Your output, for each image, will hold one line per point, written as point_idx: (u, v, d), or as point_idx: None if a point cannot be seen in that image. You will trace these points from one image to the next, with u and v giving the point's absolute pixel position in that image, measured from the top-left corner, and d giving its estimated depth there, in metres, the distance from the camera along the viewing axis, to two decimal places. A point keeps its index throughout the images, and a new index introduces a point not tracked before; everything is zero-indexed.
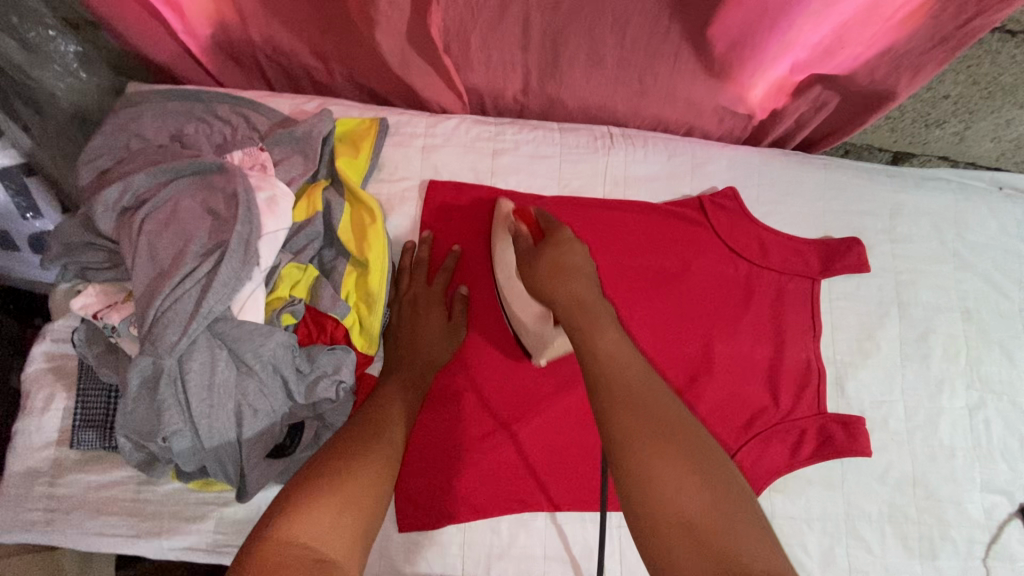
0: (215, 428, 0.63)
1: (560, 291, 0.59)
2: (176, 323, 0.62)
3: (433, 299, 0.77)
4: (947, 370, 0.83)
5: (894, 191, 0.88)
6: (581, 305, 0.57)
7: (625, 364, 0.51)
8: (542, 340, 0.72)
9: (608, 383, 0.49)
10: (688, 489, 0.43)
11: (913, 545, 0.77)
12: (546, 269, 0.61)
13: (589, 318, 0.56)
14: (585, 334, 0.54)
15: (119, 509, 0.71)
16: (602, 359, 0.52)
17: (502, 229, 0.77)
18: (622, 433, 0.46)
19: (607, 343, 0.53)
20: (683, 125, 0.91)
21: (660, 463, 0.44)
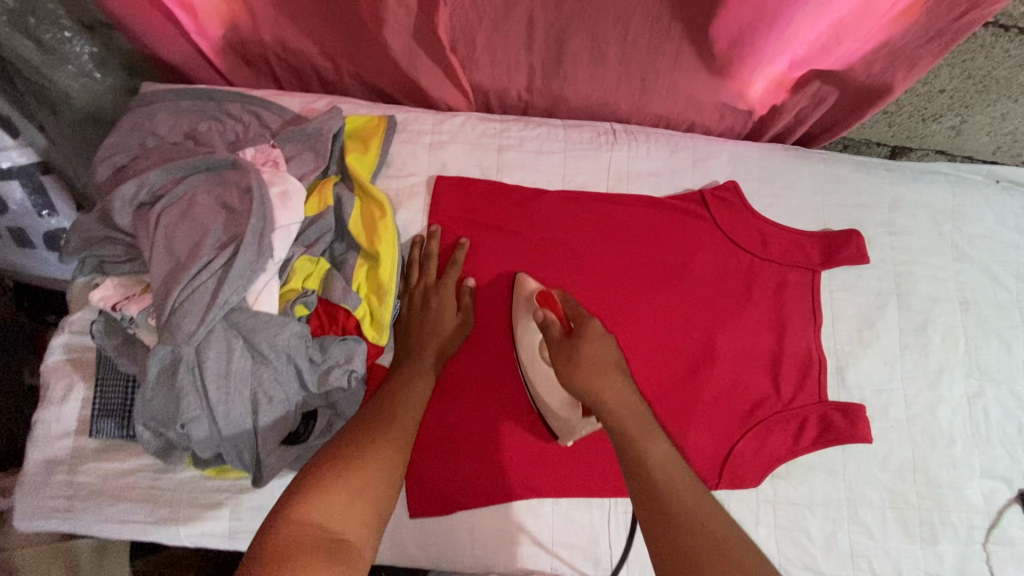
0: (231, 414, 0.65)
1: (611, 401, 0.59)
2: (193, 313, 0.64)
3: (444, 289, 0.79)
4: (946, 359, 0.84)
5: (892, 184, 0.90)
6: (631, 412, 0.59)
7: (677, 479, 0.55)
8: (572, 428, 0.70)
9: (665, 510, 0.53)
10: None
11: (914, 531, 0.78)
12: (587, 374, 0.61)
13: (639, 427, 0.58)
14: (636, 447, 0.57)
15: (136, 495, 0.72)
16: (655, 477, 0.55)
17: (525, 309, 0.76)
18: (684, 550, 0.50)
19: (660, 460, 0.56)
20: (684, 122, 0.92)
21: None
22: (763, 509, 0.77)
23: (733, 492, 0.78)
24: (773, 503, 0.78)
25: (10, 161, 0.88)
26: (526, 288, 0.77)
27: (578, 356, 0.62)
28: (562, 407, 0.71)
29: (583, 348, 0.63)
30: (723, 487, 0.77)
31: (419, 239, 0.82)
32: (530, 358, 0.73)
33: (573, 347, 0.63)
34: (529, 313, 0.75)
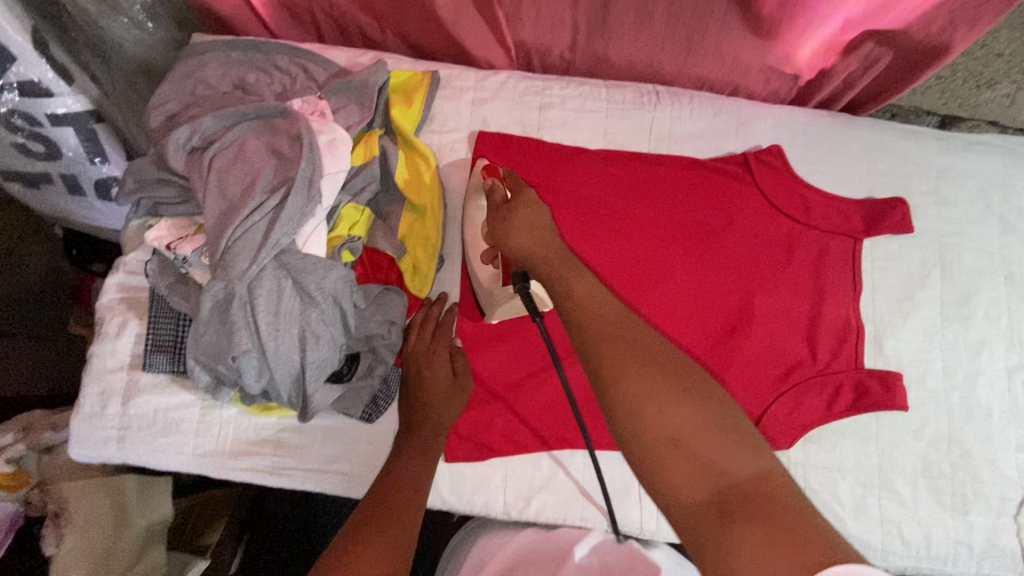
0: (281, 351, 0.67)
1: (521, 240, 0.60)
2: (247, 252, 0.66)
3: (438, 346, 0.75)
4: (988, 332, 0.83)
5: (942, 154, 0.88)
6: (557, 254, 0.57)
7: (603, 301, 0.51)
8: (493, 300, 0.74)
9: (595, 329, 0.49)
10: (669, 403, 0.45)
11: (945, 500, 0.78)
12: (517, 227, 0.62)
13: (566, 265, 0.55)
14: (559, 278, 0.54)
15: (186, 429, 0.76)
16: (580, 302, 0.51)
17: (476, 190, 0.77)
18: (615, 360, 0.47)
19: (583, 288, 0.52)
20: (728, 85, 0.91)
21: (647, 380, 0.46)
22: (794, 471, 0.78)
23: None
24: (804, 467, 0.78)
25: (66, 108, 0.89)
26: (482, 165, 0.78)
27: (508, 216, 0.63)
28: (487, 281, 0.73)
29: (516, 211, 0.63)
30: None
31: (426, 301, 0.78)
32: (474, 233, 0.75)
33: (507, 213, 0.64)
34: (477, 191, 0.76)
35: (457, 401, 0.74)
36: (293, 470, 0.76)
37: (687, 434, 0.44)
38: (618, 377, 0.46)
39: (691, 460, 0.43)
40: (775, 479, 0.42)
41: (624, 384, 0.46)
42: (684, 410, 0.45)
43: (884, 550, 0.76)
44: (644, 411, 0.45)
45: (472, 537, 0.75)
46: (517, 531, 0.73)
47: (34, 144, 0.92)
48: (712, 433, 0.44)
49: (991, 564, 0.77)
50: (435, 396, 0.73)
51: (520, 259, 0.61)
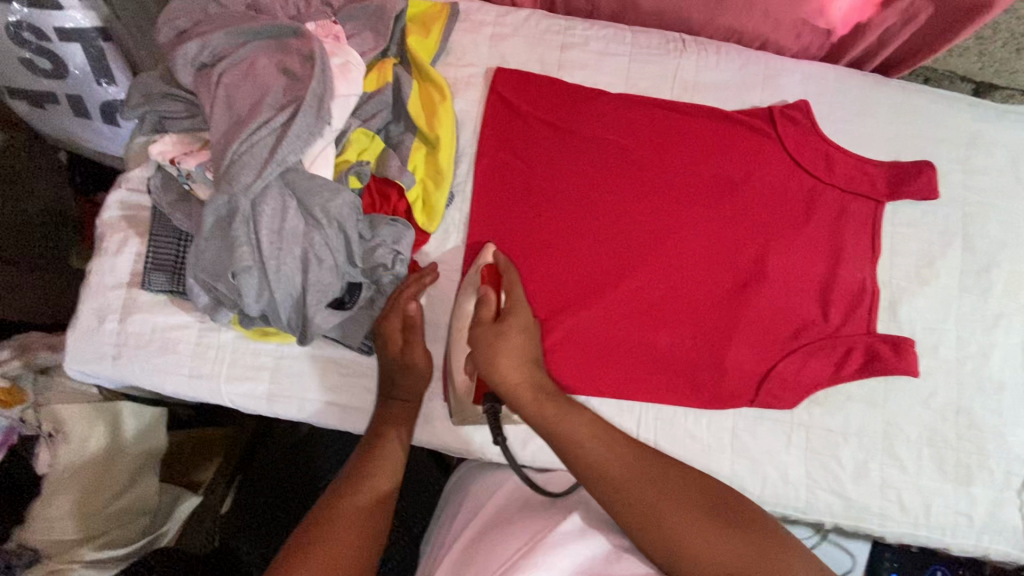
0: (282, 270, 0.65)
1: (508, 372, 0.62)
2: (252, 165, 0.64)
3: (391, 317, 0.72)
4: (1006, 305, 0.81)
5: (973, 120, 0.85)
6: (548, 401, 0.61)
7: (611, 443, 0.57)
8: (461, 407, 0.73)
9: (617, 481, 0.54)
10: (712, 536, 0.51)
11: (949, 470, 0.77)
12: (504, 353, 0.63)
13: (557, 408, 0.60)
14: (563, 441, 0.58)
15: (183, 349, 0.74)
16: (592, 455, 0.56)
17: (473, 279, 0.73)
18: (658, 505, 0.53)
19: (587, 435, 0.58)
20: (758, 38, 0.87)
21: (677, 503, 0.53)
22: (797, 432, 0.76)
23: (767, 412, 0.76)
24: (807, 428, 0.76)
25: (74, 23, 0.86)
26: (484, 259, 0.73)
27: (498, 341, 0.64)
28: (460, 391, 0.72)
29: (500, 334, 0.64)
30: (759, 404, 0.76)
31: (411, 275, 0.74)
32: (461, 320, 0.73)
33: (499, 330, 0.64)
34: (472, 286, 0.73)
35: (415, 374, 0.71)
36: (289, 398, 0.75)
37: (744, 574, 0.49)
38: (643, 500, 0.53)
39: None
40: None
41: (667, 515, 0.52)
42: (713, 522, 0.52)
43: (881, 513, 0.75)
44: (696, 547, 0.50)
45: (478, 487, 0.73)
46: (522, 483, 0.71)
47: (42, 59, 0.90)
48: (739, 535, 0.51)
49: (991, 537, 0.76)
50: (395, 366, 0.71)
51: (504, 393, 0.63)
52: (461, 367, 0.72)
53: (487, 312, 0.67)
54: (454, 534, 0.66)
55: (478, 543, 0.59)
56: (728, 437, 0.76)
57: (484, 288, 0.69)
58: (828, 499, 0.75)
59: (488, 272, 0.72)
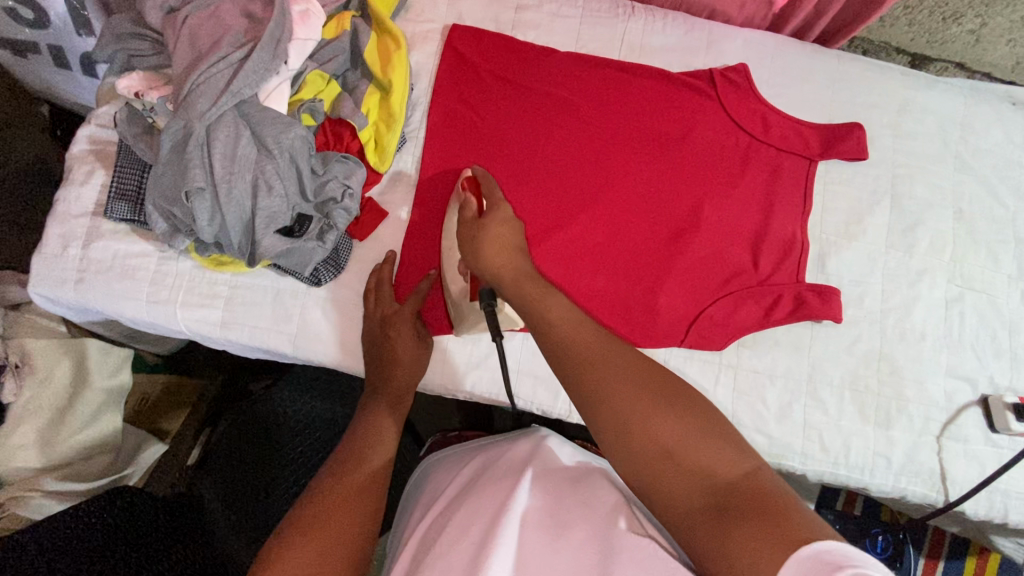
0: (233, 195, 0.70)
1: (492, 256, 0.65)
2: (208, 95, 0.69)
3: (404, 318, 0.75)
4: (930, 262, 0.85)
5: (904, 88, 0.90)
6: (525, 279, 0.62)
7: (579, 326, 0.55)
8: (460, 315, 0.75)
9: (577, 357, 0.53)
10: (661, 418, 0.47)
11: (869, 413, 0.80)
12: (487, 243, 0.66)
13: (538, 288, 0.60)
14: (535, 304, 0.58)
15: (142, 276, 0.78)
16: (560, 330, 0.55)
17: (456, 198, 0.76)
18: (599, 378, 0.50)
19: (559, 316, 0.56)
20: (705, 8, 0.92)
21: (625, 387, 0.49)
22: (725, 372, 0.80)
23: (697, 352, 0.80)
24: (735, 368, 0.80)
25: None
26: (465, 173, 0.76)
27: (478, 236, 0.68)
28: (456, 295, 0.74)
29: (484, 224, 0.68)
30: (689, 344, 0.79)
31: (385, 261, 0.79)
32: (450, 243, 0.75)
33: (478, 225, 0.68)
34: (455, 199, 0.76)
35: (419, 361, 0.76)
36: (241, 326, 0.79)
37: (679, 452, 0.46)
38: (591, 377, 0.51)
39: (690, 478, 0.45)
40: (766, 482, 0.44)
41: (607, 394, 0.49)
42: (659, 405, 0.48)
43: (803, 452, 0.79)
44: (642, 429, 0.47)
45: (441, 471, 0.74)
46: (482, 452, 0.71)
47: (24, 9, 0.94)
48: (690, 417, 0.48)
49: (908, 478, 0.80)
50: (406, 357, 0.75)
51: (489, 274, 0.65)
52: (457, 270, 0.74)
53: (470, 212, 0.71)
54: (416, 516, 0.64)
55: (437, 522, 0.56)
56: None
57: (467, 195, 0.72)
58: (753, 436, 0.79)
59: (467, 181, 0.75)
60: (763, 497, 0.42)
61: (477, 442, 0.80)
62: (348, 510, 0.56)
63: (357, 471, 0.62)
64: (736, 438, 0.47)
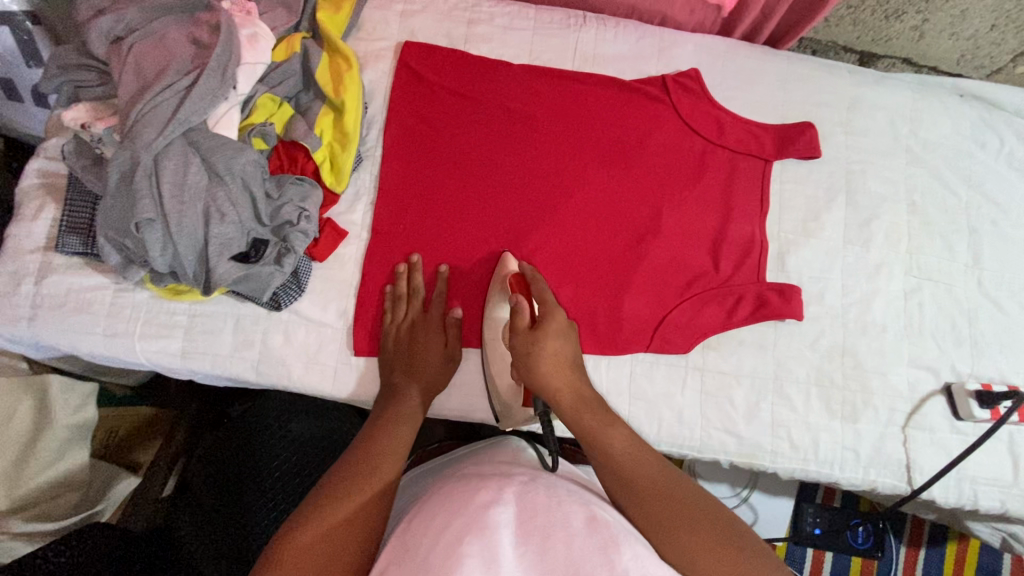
0: (185, 224, 0.69)
1: (551, 378, 0.66)
2: (155, 124, 0.68)
3: (428, 325, 0.77)
4: (887, 255, 0.86)
5: (853, 85, 0.92)
6: (584, 406, 0.66)
7: (640, 461, 0.61)
8: (508, 412, 0.75)
9: (641, 491, 0.58)
10: (721, 561, 0.53)
11: (835, 408, 0.81)
12: (545, 360, 0.67)
13: (598, 417, 0.64)
14: (596, 440, 0.63)
15: (98, 309, 0.77)
16: (624, 461, 0.61)
17: (500, 291, 0.77)
18: (663, 518, 0.56)
19: (622, 445, 0.62)
20: (656, 15, 0.93)
21: (688, 528, 0.55)
22: (692, 375, 0.81)
23: (663, 357, 0.81)
24: (701, 370, 0.81)
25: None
26: (507, 267, 0.77)
27: (535, 351, 0.67)
28: (506, 393, 0.75)
29: (541, 338, 0.68)
30: (654, 349, 0.80)
31: (402, 270, 0.79)
32: (495, 339, 0.76)
33: (535, 340, 0.68)
34: (503, 295, 0.77)
35: (447, 368, 0.77)
36: (202, 355, 0.77)
37: None
38: (653, 510, 0.57)
39: None
40: None
41: (670, 529, 0.55)
42: (718, 547, 0.54)
43: (773, 450, 0.80)
44: (708, 572, 0.53)
45: (416, 488, 0.71)
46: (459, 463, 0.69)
47: None
48: (743, 560, 0.53)
49: (877, 471, 0.81)
50: (439, 364, 0.76)
51: (545, 392, 0.67)
52: (504, 372, 0.75)
53: (523, 321, 0.69)
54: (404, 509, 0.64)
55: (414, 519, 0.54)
56: (626, 382, 0.80)
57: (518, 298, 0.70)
58: (723, 438, 0.79)
59: (513, 281, 0.75)
60: None
61: (477, 443, 0.81)
62: (348, 508, 0.59)
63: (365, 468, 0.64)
64: (779, 567, 0.55)
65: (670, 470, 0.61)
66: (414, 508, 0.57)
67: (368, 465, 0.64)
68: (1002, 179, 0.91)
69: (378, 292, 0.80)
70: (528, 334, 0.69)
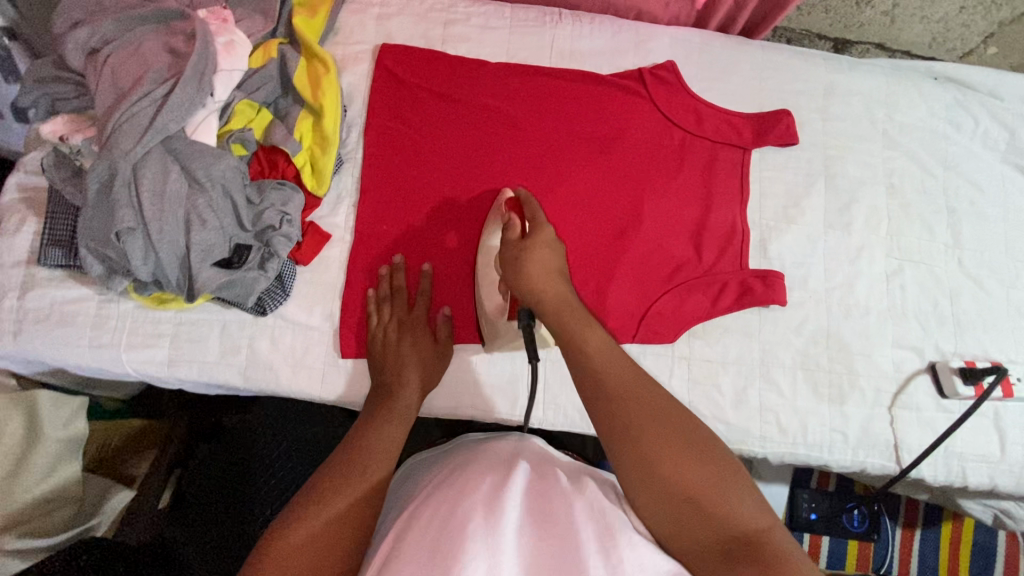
0: (165, 231, 0.70)
1: (538, 280, 0.66)
2: (132, 134, 0.69)
3: (416, 324, 0.77)
4: (867, 238, 0.87)
5: (828, 72, 0.93)
6: (567, 306, 0.64)
7: (615, 363, 0.59)
8: (494, 332, 0.76)
9: (613, 394, 0.56)
10: (684, 466, 0.52)
11: (822, 391, 0.82)
12: (533, 268, 0.67)
13: (579, 319, 0.63)
14: (573, 336, 0.61)
15: (83, 321, 0.77)
16: (601, 367, 0.58)
17: (496, 218, 0.78)
18: (630, 421, 0.55)
19: (598, 352, 0.60)
20: (632, 9, 0.94)
21: (654, 431, 0.54)
22: (678, 364, 0.81)
23: (649, 347, 0.81)
24: (688, 359, 0.81)
25: None
26: (505, 195, 0.79)
27: (524, 255, 0.68)
28: (493, 313, 0.75)
29: (531, 247, 0.68)
30: (640, 339, 0.81)
31: (384, 273, 0.79)
32: (486, 262, 0.77)
33: (522, 250, 0.68)
34: (497, 220, 0.78)
35: (436, 367, 0.76)
36: (189, 363, 0.77)
37: (702, 496, 0.51)
38: (622, 414, 0.55)
39: (706, 518, 0.50)
40: (778, 539, 0.49)
41: (635, 430, 0.54)
42: (684, 453, 0.53)
43: (761, 435, 0.80)
44: (669, 473, 0.52)
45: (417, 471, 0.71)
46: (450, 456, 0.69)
47: None
48: (706, 466, 0.53)
49: (866, 451, 0.81)
50: (429, 354, 0.76)
51: (530, 297, 0.66)
52: (492, 291, 0.76)
53: (514, 233, 0.71)
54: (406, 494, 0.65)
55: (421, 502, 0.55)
56: None
57: (511, 216, 0.72)
58: (711, 425, 0.80)
59: (511, 205, 0.77)
60: (772, 547, 0.48)
61: (475, 432, 0.80)
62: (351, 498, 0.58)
63: (365, 461, 0.62)
64: (741, 473, 0.54)
65: (642, 372, 0.59)
66: (417, 502, 0.56)
67: (361, 460, 0.62)
68: (978, 159, 0.92)
69: (363, 295, 0.80)
70: (518, 246, 0.70)
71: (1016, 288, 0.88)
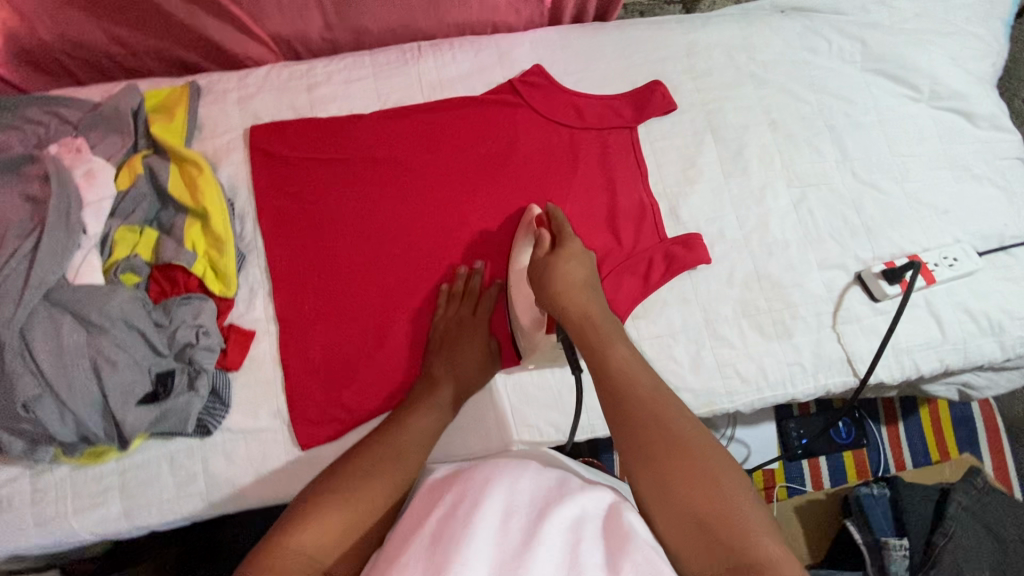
0: (75, 388, 0.66)
1: (564, 297, 0.70)
2: (11, 297, 0.66)
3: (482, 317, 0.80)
4: (766, 176, 0.91)
5: (685, 34, 0.96)
6: (592, 326, 0.67)
7: (641, 370, 0.61)
8: (534, 344, 0.78)
9: (633, 392, 0.58)
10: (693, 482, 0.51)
11: (768, 330, 0.85)
12: (567, 284, 0.71)
13: (600, 339, 0.65)
14: (598, 349, 0.64)
15: (19, 502, 0.72)
16: (618, 376, 0.60)
17: (525, 234, 0.80)
18: (641, 427, 0.55)
19: (619, 361, 0.62)
20: (487, 24, 0.95)
21: (664, 445, 0.54)
22: None
23: None
24: (638, 341, 0.83)
25: None
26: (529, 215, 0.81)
27: (556, 269, 0.72)
28: (530, 327, 0.78)
29: (564, 261, 0.73)
30: None
31: (461, 272, 0.81)
32: (518, 280, 0.80)
33: (550, 260, 0.74)
34: (526, 238, 0.80)
35: (489, 363, 0.79)
36: (146, 507, 0.73)
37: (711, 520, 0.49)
38: (637, 428, 0.56)
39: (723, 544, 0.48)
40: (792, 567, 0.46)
41: (648, 433, 0.55)
42: (691, 470, 0.52)
43: (727, 391, 0.83)
44: (679, 491, 0.51)
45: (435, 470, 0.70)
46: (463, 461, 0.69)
47: None
48: (718, 486, 0.51)
49: (824, 373, 0.85)
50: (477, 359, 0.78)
51: (555, 310, 0.70)
52: (526, 305, 0.78)
53: (543, 248, 0.76)
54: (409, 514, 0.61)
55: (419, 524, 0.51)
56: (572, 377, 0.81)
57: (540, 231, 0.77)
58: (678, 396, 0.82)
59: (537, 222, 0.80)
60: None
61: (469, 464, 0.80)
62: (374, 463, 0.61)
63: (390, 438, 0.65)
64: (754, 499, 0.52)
65: (665, 392, 0.59)
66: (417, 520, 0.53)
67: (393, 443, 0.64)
68: (842, 75, 0.97)
69: (304, 382, 0.78)
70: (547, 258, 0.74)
71: (909, 181, 0.93)
